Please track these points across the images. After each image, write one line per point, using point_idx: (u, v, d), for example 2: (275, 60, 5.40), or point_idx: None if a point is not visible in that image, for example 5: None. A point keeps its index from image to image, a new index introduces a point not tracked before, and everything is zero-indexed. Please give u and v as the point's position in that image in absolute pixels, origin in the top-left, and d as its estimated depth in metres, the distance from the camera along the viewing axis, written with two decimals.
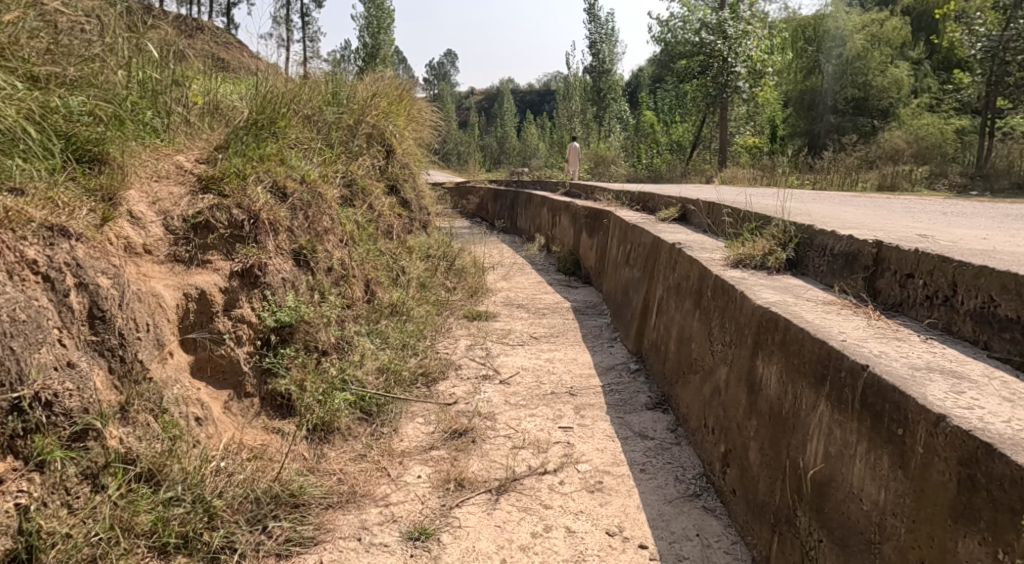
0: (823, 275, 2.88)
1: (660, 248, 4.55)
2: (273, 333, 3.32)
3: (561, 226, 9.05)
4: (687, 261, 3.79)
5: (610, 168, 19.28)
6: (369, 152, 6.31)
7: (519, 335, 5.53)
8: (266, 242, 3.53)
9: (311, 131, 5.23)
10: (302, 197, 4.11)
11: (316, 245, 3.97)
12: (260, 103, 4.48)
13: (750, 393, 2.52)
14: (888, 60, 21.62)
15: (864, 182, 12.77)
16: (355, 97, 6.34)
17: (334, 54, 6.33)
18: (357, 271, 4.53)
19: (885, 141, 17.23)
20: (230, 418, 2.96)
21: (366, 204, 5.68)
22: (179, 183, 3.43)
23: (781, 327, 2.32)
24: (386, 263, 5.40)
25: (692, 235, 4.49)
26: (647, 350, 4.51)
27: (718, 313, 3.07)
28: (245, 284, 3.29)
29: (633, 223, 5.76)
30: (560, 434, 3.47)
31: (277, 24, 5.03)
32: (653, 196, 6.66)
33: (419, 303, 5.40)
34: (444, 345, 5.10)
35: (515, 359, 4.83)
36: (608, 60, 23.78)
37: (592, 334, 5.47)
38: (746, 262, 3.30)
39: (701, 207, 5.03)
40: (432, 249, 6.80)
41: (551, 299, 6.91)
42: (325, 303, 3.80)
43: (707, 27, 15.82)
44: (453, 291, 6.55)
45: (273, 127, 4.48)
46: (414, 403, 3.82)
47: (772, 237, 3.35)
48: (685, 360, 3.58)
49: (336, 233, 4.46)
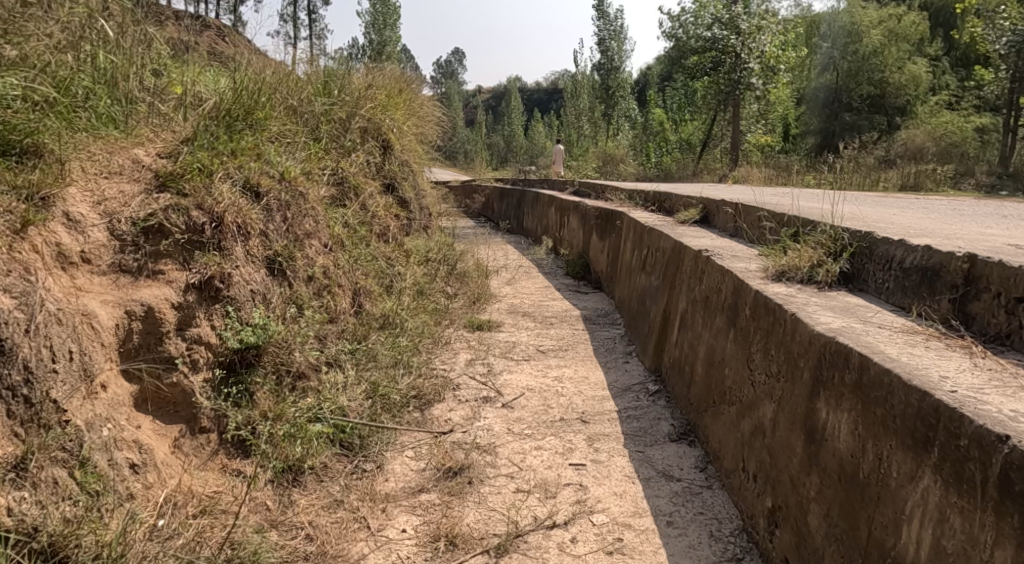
0: (891, 292, 2.41)
1: (683, 253, 4.07)
2: (237, 356, 2.85)
3: (570, 227, 8.56)
4: (717, 271, 3.32)
5: (618, 167, 18.79)
6: (363, 148, 5.84)
7: (524, 347, 5.06)
8: (232, 249, 3.07)
9: (295, 123, 4.76)
10: (278, 197, 3.64)
11: (294, 252, 3.51)
12: (236, 90, 4.02)
13: (807, 443, 2.05)
14: (906, 56, 20.94)
15: (885, 181, 12.18)
16: (349, 88, 5.87)
17: (340, 51, 5.99)
18: (344, 280, 4.06)
19: (905, 139, 16.65)
20: (180, 461, 2.50)
21: (357, 205, 5.21)
22: (132, 180, 2.94)
23: (852, 364, 1.84)
24: (379, 269, 4.93)
25: (720, 242, 4.03)
26: (667, 368, 4.03)
27: (761, 336, 2.59)
28: (204, 298, 2.83)
29: (650, 226, 5.28)
30: (571, 472, 3.00)
31: (285, 26, 4.80)
32: (670, 196, 6.18)
33: (416, 314, 4.92)
34: (441, 360, 4.63)
35: (520, 377, 4.36)
36: (617, 57, 23.25)
37: (605, 347, 4.99)
38: (791, 275, 2.83)
39: (728, 210, 4.55)
40: (431, 252, 6.33)
41: (559, 306, 6.43)
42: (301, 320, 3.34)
43: (719, 22, 15.30)
44: (453, 298, 6.08)
45: (249, 118, 4.00)
46: (403, 433, 3.35)
47: (822, 246, 2.87)
48: (716, 387, 3.10)
49: (318, 236, 3.99)
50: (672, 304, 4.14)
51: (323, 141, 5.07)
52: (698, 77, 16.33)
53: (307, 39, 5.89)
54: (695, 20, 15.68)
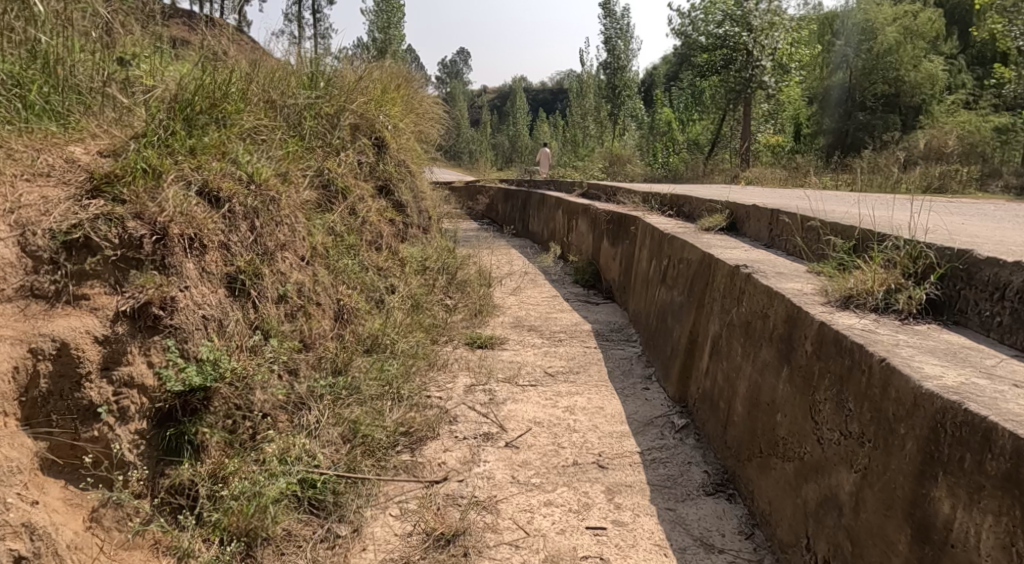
0: (1014, 337, 1.93)
1: (715, 267, 3.54)
2: (179, 402, 2.32)
3: (578, 232, 8.03)
4: (761, 292, 2.79)
5: (625, 167, 18.24)
6: (353, 148, 5.30)
7: (531, 369, 4.54)
8: (180, 266, 2.53)
9: (273, 117, 4.23)
10: (245, 203, 3.12)
11: (260, 269, 2.99)
12: (200, 79, 3.49)
13: (914, 542, 1.56)
14: (924, 53, 20.24)
15: (907, 183, 11.58)
16: (339, 81, 5.35)
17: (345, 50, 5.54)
18: (324, 298, 3.53)
19: (922, 138, 16.08)
20: (95, 541, 2.01)
21: (344, 211, 4.68)
22: (58, 185, 2.44)
23: (997, 448, 1.41)
24: (367, 283, 4.41)
25: (758, 255, 3.51)
26: (697, 400, 3.51)
27: (831, 380, 2.07)
28: (139, 327, 2.30)
29: (671, 233, 4.75)
30: (588, 541, 2.52)
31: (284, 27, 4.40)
32: (689, 199, 5.65)
33: (410, 333, 4.39)
34: (437, 385, 4.11)
35: (526, 407, 3.83)
36: (624, 55, 22.64)
37: (621, 370, 4.46)
38: (864, 302, 2.30)
39: (763, 216, 4.03)
40: (429, 259, 5.80)
41: (569, 320, 5.90)
42: (263, 350, 2.82)
43: (731, 19, 14.76)
44: (452, 312, 5.57)
45: (216, 112, 3.48)
46: (387, 483, 2.84)
47: (902, 266, 2.34)
48: (763, 434, 2.57)
49: (293, 248, 3.46)
50: (702, 325, 3.61)
51: (306, 140, 4.55)
52: (708, 74, 15.76)
53: (309, 36, 5.46)
54: (706, 17, 15.10)
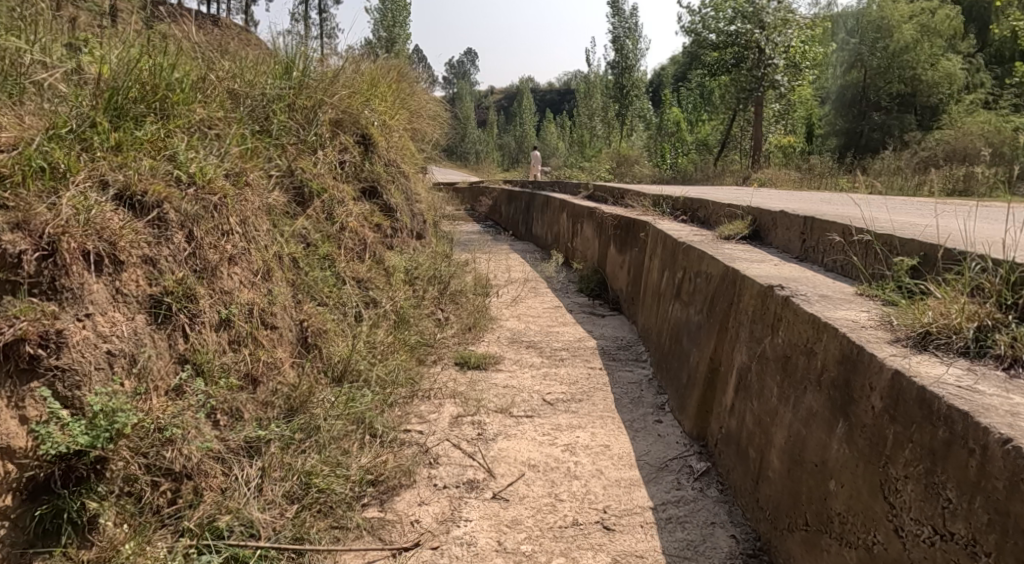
0: None
1: (741, 284, 3.01)
2: (59, 468, 1.92)
3: (584, 237, 7.50)
4: (804, 320, 2.26)
5: (633, 168, 17.68)
6: (333, 146, 4.79)
7: (528, 395, 4.02)
8: (80, 288, 2.09)
9: (234, 109, 3.72)
10: (182, 210, 2.61)
11: (195, 288, 2.48)
12: (139, 63, 2.99)
13: None
14: (942, 52, 19.40)
15: (928, 186, 10.96)
16: (318, 71, 4.84)
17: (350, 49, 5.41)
18: (283, 320, 3.02)
19: (940, 139, 15.47)
20: None
21: (317, 217, 4.17)
22: None
23: None
24: (342, 298, 3.89)
25: (794, 272, 2.99)
26: (720, 442, 2.98)
27: (913, 452, 1.56)
28: (10, 373, 1.88)
29: (686, 241, 4.22)
30: None
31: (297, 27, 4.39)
32: (706, 203, 5.12)
33: (390, 355, 3.87)
34: (419, 416, 3.59)
35: (519, 444, 3.32)
36: (632, 56, 21.99)
37: (630, 399, 3.93)
38: (948, 343, 1.81)
39: (796, 224, 3.51)
40: (418, 268, 5.30)
41: (572, 335, 5.38)
42: (192, 392, 2.31)
43: (742, 16, 14.19)
44: (443, 327, 5.07)
45: (157, 100, 2.98)
46: (343, 553, 2.33)
47: (998, 298, 1.83)
48: (809, 502, 2.05)
49: (246, 261, 2.95)
50: (726, 352, 3.09)
51: (276, 137, 4.03)
52: (719, 73, 15.19)
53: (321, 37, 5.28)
54: (716, 14, 14.53)
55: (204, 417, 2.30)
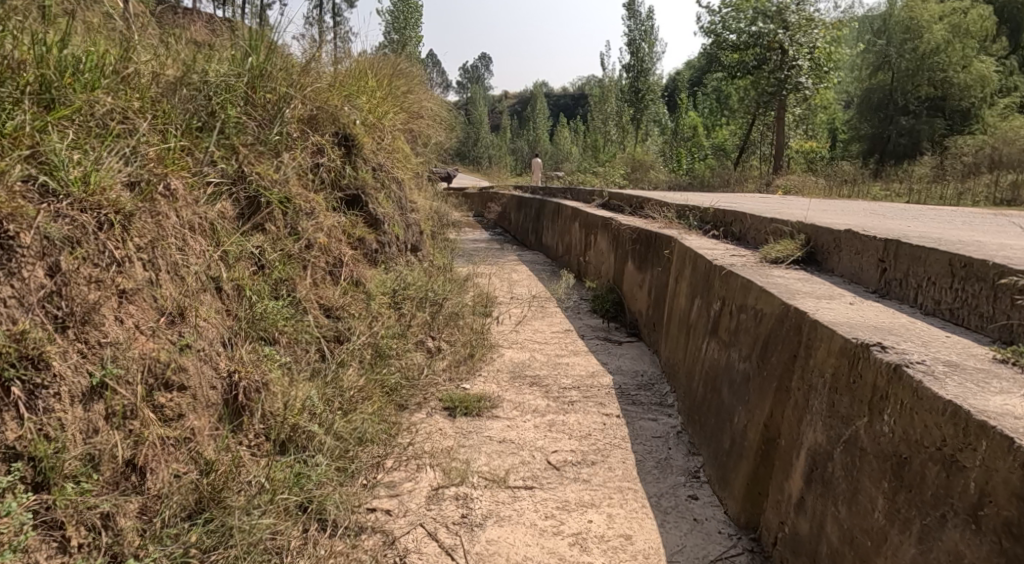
0: None
1: (811, 333, 2.23)
2: None
3: (598, 249, 6.71)
4: (933, 411, 1.52)
5: (648, 174, 16.85)
6: (304, 147, 4.03)
7: (531, 452, 3.27)
8: None
9: (165, 99, 2.98)
10: (36, 232, 1.92)
11: (41, 349, 1.82)
12: (16, 41, 2.31)
13: None
14: (975, 53, 18.35)
15: (973, 195, 9.99)
16: (286, 60, 4.08)
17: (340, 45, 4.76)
18: (202, 377, 2.28)
19: (975, 145, 14.54)
20: None
21: (275, 233, 3.42)
22: None
23: None
24: (300, 333, 3.14)
25: (887, 318, 2.23)
26: (783, 544, 2.23)
27: None
28: None
29: (723, 263, 3.44)
30: None
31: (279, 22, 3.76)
32: (743, 216, 4.33)
33: (361, 403, 3.10)
34: (389, 485, 2.83)
35: (514, 533, 2.59)
36: (649, 59, 21.07)
37: (654, 462, 3.17)
38: None
39: (872, 249, 2.74)
40: (408, 289, 4.53)
41: (585, 367, 4.62)
42: (7, 512, 1.66)
43: (764, 15, 13.32)
44: (433, 360, 4.31)
45: (31, 84, 2.27)
46: None
47: None
48: None
49: (150, 297, 2.21)
50: (787, 422, 2.32)
51: (224, 135, 3.29)
52: (740, 76, 14.36)
53: (316, 29, 4.64)
54: (737, 14, 13.81)
55: (18, 548, 1.64)
